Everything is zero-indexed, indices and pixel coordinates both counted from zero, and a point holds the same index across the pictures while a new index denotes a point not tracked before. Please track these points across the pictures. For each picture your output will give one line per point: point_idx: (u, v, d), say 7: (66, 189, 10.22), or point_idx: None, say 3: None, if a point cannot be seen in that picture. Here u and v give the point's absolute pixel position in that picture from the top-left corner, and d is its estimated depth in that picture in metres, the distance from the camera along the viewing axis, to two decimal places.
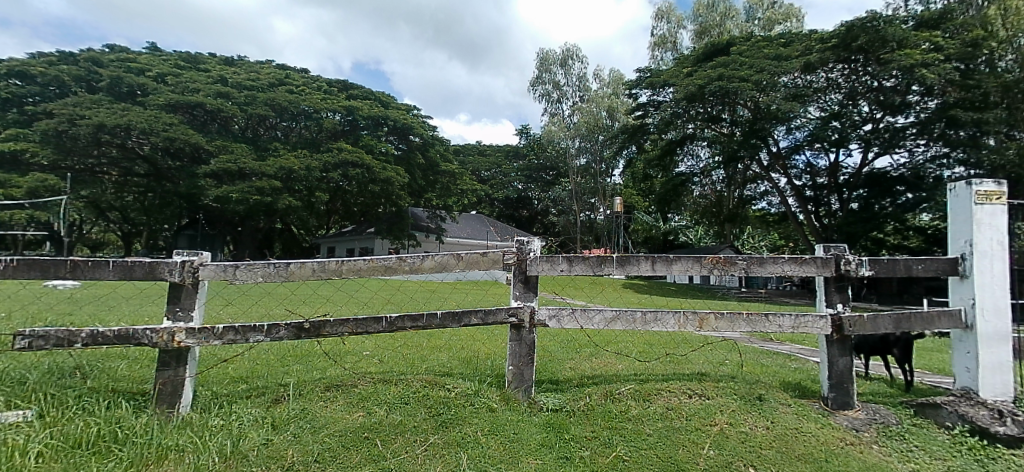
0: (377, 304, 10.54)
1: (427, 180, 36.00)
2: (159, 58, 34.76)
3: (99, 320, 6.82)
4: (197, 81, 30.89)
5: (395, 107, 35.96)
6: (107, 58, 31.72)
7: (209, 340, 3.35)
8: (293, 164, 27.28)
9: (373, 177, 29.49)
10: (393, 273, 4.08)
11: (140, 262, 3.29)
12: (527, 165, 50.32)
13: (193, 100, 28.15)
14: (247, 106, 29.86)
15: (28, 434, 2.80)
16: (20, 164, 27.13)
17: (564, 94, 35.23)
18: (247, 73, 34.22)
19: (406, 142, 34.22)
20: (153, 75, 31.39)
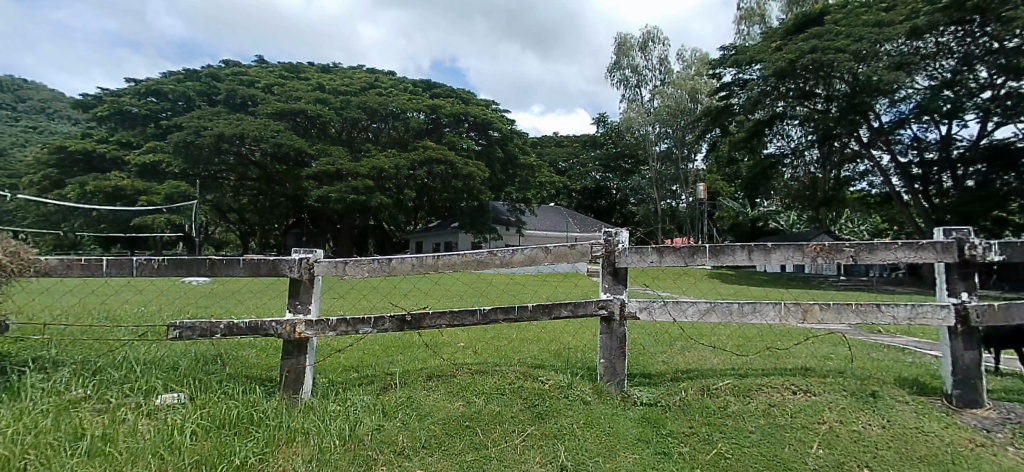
0: (468, 297, 10.77)
1: (508, 174, 36.47)
2: (266, 69, 37.72)
3: (232, 313, 7.54)
4: (298, 89, 33.03)
5: (474, 103, 36.58)
6: (223, 73, 34.92)
7: (326, 331, 3.62)
8: (382, 163, 28.56)
9: (456, 173, 30.21)
10: (485, 267, 4.18)
11: (265, 259, 3.58)
12: (606, 154, 49.46)
13: (295, 107, 30.07)
14: (342, 110, 31.45)
15: (183, 414, 3.11)
16: (157, 174, 30.18)
17: (643, 78, 34.27)
18: (341, 78, 36.29)
19: (485, 136, 34.84)
20: (262, 86, 34.14)
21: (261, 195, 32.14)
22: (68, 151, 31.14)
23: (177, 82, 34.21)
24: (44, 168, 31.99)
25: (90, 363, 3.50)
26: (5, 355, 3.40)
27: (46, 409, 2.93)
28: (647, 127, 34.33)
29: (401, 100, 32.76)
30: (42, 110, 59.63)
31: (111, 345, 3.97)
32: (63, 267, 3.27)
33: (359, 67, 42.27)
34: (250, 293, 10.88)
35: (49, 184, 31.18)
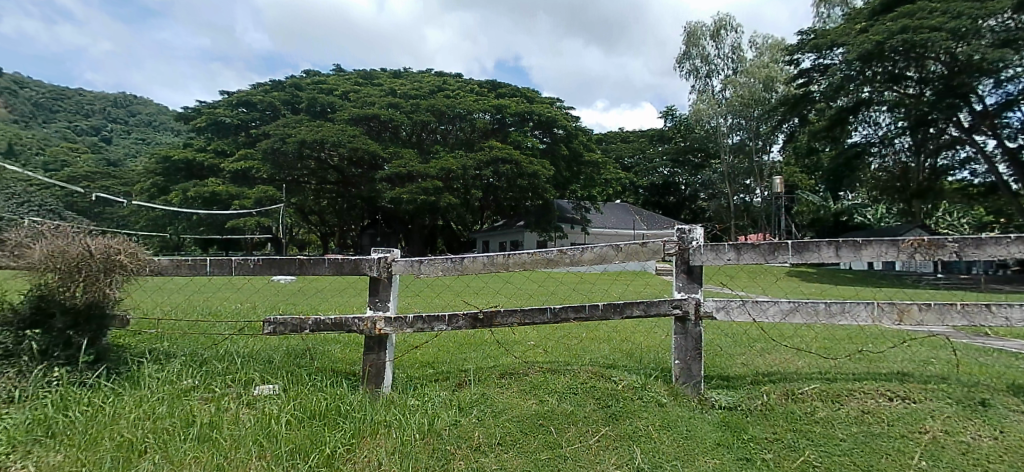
0: (536, 296, 10.76)
1: (573, 171, 36.34)
2: (343, 77, 39.60)
3: (315, 310, 7.88)
4: (371, 95, 34.43)
5: (539, 101, 36.62)
6: (305, 83, 37.03)
7: (403, 328, 3.74)
8: (451, 164, 29.25)
9: (521, 172, 30.37)
10: (555, 265, 4.18)
11: (346, 259, 3.77)
12: (674, 148, 47.98)
13: (370, 112, 31.35)
14: (412, 113, 32.40)
15: (279, 405, 3.32)
16: (248, 179, 32.41)
17: (714, 68, 32.91)
18: (412, 83, 37.49)
19: (550, 134, 34.82)
20: (340, 93, 35.92)
21: (338, 198, 33.78)
22: (172, 160, 34.09)
23: (264, 93, 36.63)
24: (152, 176, 35.20)
25: (197, 355, 3.80)
26: (127, 347, 3.75)
27: (163, 397, 3.19)
28: (719, 119, 33.03)
29: (467, 102, 33.37)
30: (151, 123, 65.76)
31: (212, 339, 4.28)
32: (173, 267, 3.56)
33: (428, 71, 43.47)
34: (334, 291, 11.41)
35: (156, 190, 34.33)
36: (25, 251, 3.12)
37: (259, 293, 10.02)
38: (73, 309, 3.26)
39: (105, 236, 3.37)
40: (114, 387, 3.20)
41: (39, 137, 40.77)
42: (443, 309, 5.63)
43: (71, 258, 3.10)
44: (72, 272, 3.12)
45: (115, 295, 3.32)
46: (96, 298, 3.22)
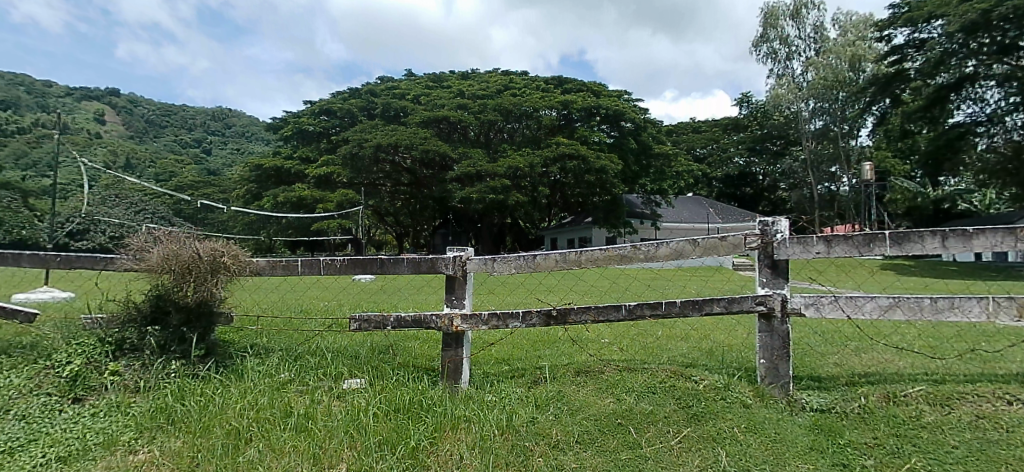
0: (605, 293, 10.50)
1: (642, 165, 35.56)
2: (414, 81, 40.83)
3: (394, 307, 8.06)
4: (441, 98, 35.24)
5: (606, 95, 36.07)
6: (380, 89, 38.56)
7: (478, 325, 3.81)
8: (518, 162, 29.47)
9: (588, 167, 30.08)
10: (629, 262, 4.08)
11: (424, 258, 3.90)
12: (750, 137, 45.62)
13: (440, 114, 32.09)
14: (481, 113, 32.84)
15: (365, 398, 3.47)
16: (330, 184, 34.19)
17: (794, 49, 31.10)
18: (480, 83, 38.03)
19: (618, 128, 34.22)
20: (411, 97, 37.10)
21: (411, 199, 34.89)
22: (264, 167, 36.01)
23: (343, 101, 38.43)
24: (246, 183, 37.70)
25: (293, 350, 4.05)
26: (232, 341, 4.05)
27: (264, 389, 3.41)
28: (800, 104, 31.05)
29: (534, 99, 33.40)
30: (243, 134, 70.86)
31: (305, 335, 4.53)
32: (270, 268, 3.81)
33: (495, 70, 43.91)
34: (413, 289, 11.69)
35: (251, 196, 36.34)
36: (146, 254, 3.45)
37: (344, 292, 10.44)
38: (185, 308, 3.57)
39: (210, 241, 3.66)
40: (222, 379, 3.47)
41: (150, 150, 44.92)
42: (517, 307, 5.66)
43: (182, 261, 3.39)
44: (184, 273, 3.41)
45: (220, 295, 3.61)
46: (204, 297, 3.51)
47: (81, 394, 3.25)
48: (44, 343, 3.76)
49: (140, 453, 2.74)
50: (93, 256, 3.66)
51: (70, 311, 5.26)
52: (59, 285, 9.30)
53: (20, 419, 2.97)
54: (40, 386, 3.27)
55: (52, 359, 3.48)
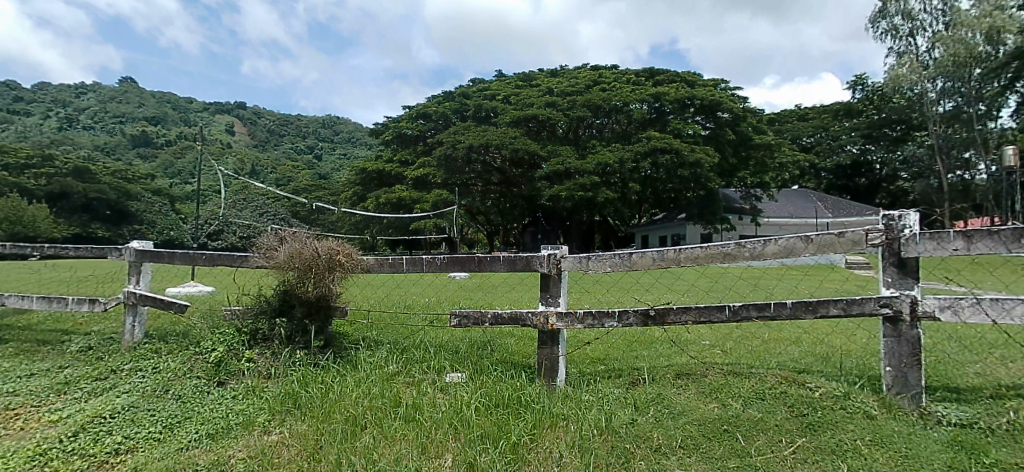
0: (700, 293, 9.96)
1: (740, 157, 34.25)
2: (504, 81, 41.35)
3: (489, 304, 8.09)
4: (530, 96, 35.46)
5: (701, 85, 34.65)
6: (472, 91, 39.45)
7: (574, 323, 3.80)
8: (607, 158, 29.10)
9: (681, 161, 29.03)
10: (733, 261, 3.82)
11: (519, 256, 3.96)
12: (864, 122, 41.61)
13: (529, 112, 32.24)
14: (570, 110, 32.67)
15: (467, 392, 3.57)
16: (426, 186, 35.64)
17: (919, 24, 28.22)
18: (569, 79, 37.71)
19: (713, 119, 32.68)
20: (502, 98, 37.62)
21: (501, 198, 35.50)
22: (367, 171, 38.24)
23: (438, 104, 39.75)
24: (351, 186, 40.19)
25: (399, 343, 4.26)
26: (346, 334, 4.33)
27: (375, 380, 3.61)
28: (925, 84, 28.45)
29: (624, 93, 32.62)
30: None
31: (409, 329, 4.75)
32: (378, 265, 4.02)
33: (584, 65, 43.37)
34: (507, 286, 11.74)
35: (355, 198, 38.61)
36: (274, 252, 3.78)
37: (443, 288, 10.67)
38: (307, 302, 3.87)
39: (327, 240, 3.93)
40: (339, 368, 3.72)
41: (270, 157, 49.32)
42: (612, 305, 5.58)
43: (304, 259, 3.67)
44: (305, 270, 3.69)
45: (336, 290, 3.88)
46: (323, 293, 3.78)
47: (224, 378, 3.63)
48: (193, 332, 4.23)
49: (272, 434, 3.01)
50: (231, 254, 4.05)
51: (214, 303, 5.80)
52: (208, 279, 10.40)
53: (177, 398, 3.38)
54: (191, 370, 3.70)
55: (200, 346, 3.93)
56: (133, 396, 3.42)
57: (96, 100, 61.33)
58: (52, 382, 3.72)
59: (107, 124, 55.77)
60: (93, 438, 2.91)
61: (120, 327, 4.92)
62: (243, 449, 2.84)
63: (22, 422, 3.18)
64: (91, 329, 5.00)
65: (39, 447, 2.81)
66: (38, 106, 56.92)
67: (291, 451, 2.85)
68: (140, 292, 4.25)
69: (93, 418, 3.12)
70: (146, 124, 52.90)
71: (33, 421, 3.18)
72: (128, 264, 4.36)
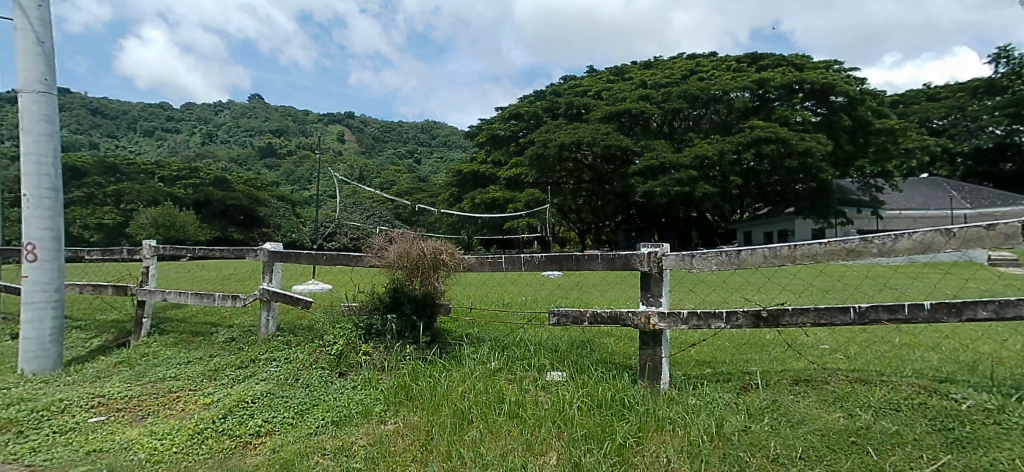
0: (817, 293, 9.23)
1: (856, 144, 31.61)
2: (596, 76, 40.57)
3: (587, 304, 7.92)
4: (623, 90, 34.53)
5: (811, 68, 32.23)
6: (564, 88, 39.09)
7: (677, 324, 3.63)
8: (706, 150, 27.96)
9: (789, 151, 27.61)
10: (858, 258, 3.36)
11: (618, 255, 3.87)
12: (1012, 99, 36.35)
13: (621, 107, 31.39)
14: (665, 103, 31.51)
15: (569, 391, 3.55)
16: (519, 185, 36.05)
17: None
18: (663, 70, 36.26)
19: (826, 105, 30.46)
20: (594, 93, 36.86)
21: (594, 195, 34.93)
22: (462, 172, 39.33)
23: (530, 103, 39.50)
24: (447, 188, 41.48)
25: (500, 341, 4.33)
26: (450, 330, 4.47)
27: (478, 375, 3.69)
28: None
29: (723, 81, 30.86)
30: None
31: (509, 327, 4.83)
32: (478, 264, 4.13)
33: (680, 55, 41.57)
34: (606, 284, 11.40)
35: (452, 199, 39.71)
36: (385, 252, 3.99)
37: (537, 286, 10.50)
38: (415, 299, 4.05)
39: (431, 240, 4.09)
40: (445, 363, 3.86)
41: (375, 163, 52.21)
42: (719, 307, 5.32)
43: (412, 257, 3.86)
44: (413, 268, 3.88)
45: (440, 287, 4.03)
46: (429, 290, 3.96)
47: (344, 369, 3.90)
48: (317, 326, 4.57)
49: (388, 424, 3.21)
50: (347, 254, 4.33)
51: (332, 300, 6.20)
52: (331, 276, 11.21)
53: (306, 386, 3.70)
54: (316, 362, 4.02)
55: (322, 339, 4.25)
56: (269, 383, 3.78)
57: (230, 116, 68.55)
58: (206, 369, 4.20)
59: (239, 138, 62.08)
60: (239, 421, 3.26)
61: (255, 320, 5.39)
62: (364, 437, 3.07)
63: (184, 403, 3.63)
64: (234, 322, 5.53)
65: (196, 426, 3.19)
66: (184, 123, 64.47)
67: (405, 441, 3.00)
68: (271, 289, 4.63)
69: (238, 402, 3.48)
70: (269, 137, 58.30)
71: (191, 403, 3.62)
72: (263, 264, 4.78)
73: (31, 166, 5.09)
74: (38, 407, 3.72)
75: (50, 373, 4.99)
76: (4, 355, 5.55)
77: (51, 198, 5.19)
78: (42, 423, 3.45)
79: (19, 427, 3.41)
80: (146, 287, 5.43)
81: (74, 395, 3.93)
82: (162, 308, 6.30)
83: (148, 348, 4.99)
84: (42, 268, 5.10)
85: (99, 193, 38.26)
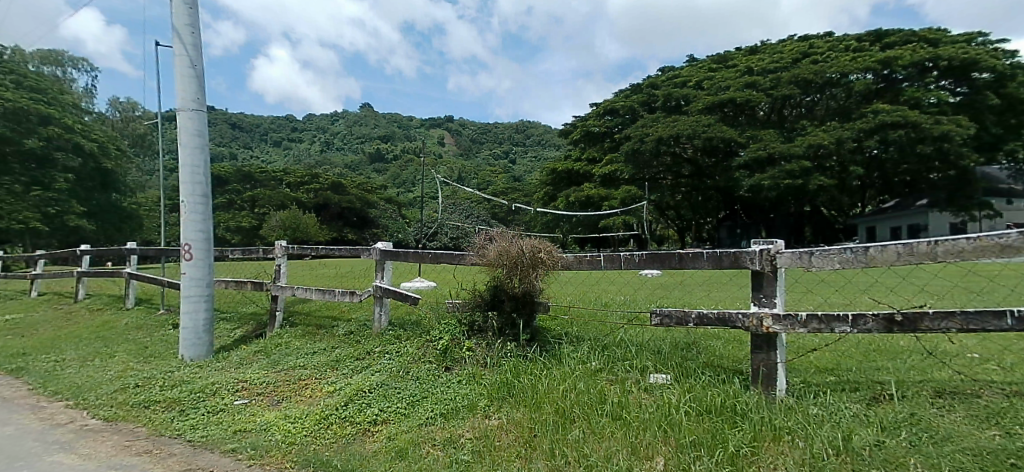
0: (959, 296, 8.12)
1: (1007, 125, 27.66)
2: (695, 65, 38.51)
3: (690, 304, 7.55)
4: (726, 79, 32.69)
5: (948, 42, 28.68)
6: (662, 80, 37.44)
7: (795, 327, 3.29)
8: (822, 139, 26.27)
9: (921, 136, 25.27)
10: (1019, 255, 2.74)
11: (726, 252, 3.65)
12: None
13: (724, 97, 30.00)
14: (773, 89, 29.45)
15: (674, 395, 3.38)
16: (615, 182, 35.51)
17: None
18: (772, 54, 33.66)
19: (966, 82, 27.47)
20: (694, 83, 35.08)
21: (693, 191, 33.39)
22: (557, 171, 39.41)
23: (626, 98, 38.48)
24: (542, 186, 41.71)
25: (600, 340, 4.28)
26: (549, 328, 4.49)
27: (579, 375, 3.66)
28: None
29: (841, 62, 28.24)
30: None
31: (609, 326, 4.77)
32: (577, 263, 4.19)
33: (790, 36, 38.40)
34: (711, 283, 10.84)
35: (547, 198, 39.94)
36: (485, 250, 4.08)
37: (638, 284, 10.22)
38: (514, 297, 4.10)
39: (529, 238, 4.13)
40: (546, 361, 3.88)
41: (474, 164, 53.77)
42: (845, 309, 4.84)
43: (512, 256, 3.91)
44: (513, 267, 3.94)
45: (539, 286, 4.06)
46: (528, 288, 4.01)
47: (450, 364, 4.08)
48: (424, 322, 4.77)
49: (493, 419, 3.30)
50: (450, 253, 4.47)
51: (434, 296, 6.46)
52: (434, 273, 11.69)
53: (415, 379, 3.89)
54: (424, 356, 4.22)
55: (430, 334, 4.45)
56: (383, 374, 4.01)
57: (343, 125, 73.87)
58: (329, 359, 4.56)
59: (352, 144, 66.67)
60: (358, 409, 3.50)
61: (370, 316, 5.75)
62: (470, 430, 3.16)
63: (311, 391, 3.97)
64: (352, 316, 5.94)
65: (322, 412, 3.46)
66: (306, 133, 70.54)
67: (509, 437, 3.05)
68: (383, 285, 4.92)
69: (357, 391, 3.73)
70: (379, 143, 62.17)
71: (317, 390, 3.95)
72: (375, 263, 5.07)
73: (187, 176, 5.79)
74: (197, 388, 4.24)
75: (205, 359, 5.66)
76: (169, 342, 6.37)
77: (202, 204, 5.87)
78: (199, 403, 3.94)
79: (183, 406, 3.92)
80: (278, 283, 6.00)
81: (222, 380, 4.42)
82: (292, 303, 6.90)
83: (280, 339, 5.51)
84: (196, 266, 5.79)
85: (240, 199, 43.14)
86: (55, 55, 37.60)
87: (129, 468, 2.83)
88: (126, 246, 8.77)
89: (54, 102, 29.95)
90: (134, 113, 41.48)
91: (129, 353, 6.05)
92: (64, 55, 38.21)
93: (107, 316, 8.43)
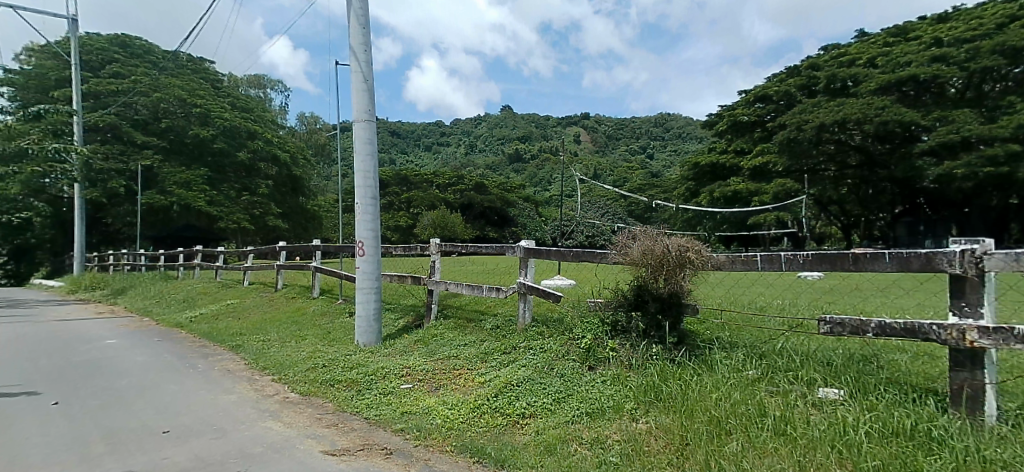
0: None
1: None
2: (866, 40, 33.85)
3: (865, 312, 6.71)
4: (907, 52, 28.27)
5: None
6: (824, 61, 32.83)
7: (1009, 342, 2.62)
8: None
9: None
10: None
11: (916, 253, 3.12)
12: None
13: (904, 73, 26.19)
14: (970, 62, 25.13)
15: (851, 413, 2.98)
16: (767, 175, 32.93)
17: None
18: (969, 20, 28.42)
19: None
20: (866, 61, 30.48)
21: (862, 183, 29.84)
22: (701, 165, 37.38)
23: (780, 82, 35.03)
24: (683, 182, 39.88)
25: (757, 349, 3.97)
26: (700, 334, 4.28)
27: (734, 384, 3.41)
28: None
29: None
30: None
31: (770, 334, 4.43)
32: (729, 263, 3.97)
33: None
34: (881, 290, 9.27)
35: (690, 193, 38.08)
36: (628, 249, 3.98)
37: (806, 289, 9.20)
38: (660, 298, 3.97)
39: (676, 236, 3.94)
40: (695, 367, 3.70)
41: (612, 161, 53.06)
42: None
43: (657, 255, 3.78)
44: (657, 267, 3.80)
45: (687, 287, 3.88)
46: (674, 288, 3.84)
47: (593, 363, 4.07)
48: (567, 319, 4.82)
49: (640, 423, 3.21)
50: (592, 252, 4.44)
51: (578, 295, 6.52)
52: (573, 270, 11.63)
53: (560, 376, 3.94)
54: (568, 354, 4.24)
55: (573, 332, 4.48)
56: (529, 369, 4.11)
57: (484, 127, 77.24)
58: (480, 351, 4.80)
59: (493, 146, 69.62)
60: (507, 401, 3.62)
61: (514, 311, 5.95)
62: (617, 432, 3.11)
63: (464, 380, 4.21)
64: (497, 311, 6.19)
65: (475, 401, 3.65)
66: (452, 137, 74.90)
67: (659, 443, 2.93)
68: (527, 282, 5.01)
69: (506, 384, 3.87)
70: (519, 144, 64.04)
71: (468, 380, 4.18)
72: (519, 260, 5.20)
73: (360, 180, 6.45)
74: (370, 371, 4.71)
75: (374, 346, 6.25)
76: (346, 328, 7.18)
77: (372, 204, 6.49)
78: (372, 385, 4.37)
79: (359, 386, 4.38)
80: (433, 278, 6.43)
81: (390, 365, 4.88)
82: (445, 296, 7.39)
83: (435, 330, 5.92)
84: (367, 261, 6.44)
85: (398, 201, 47.30)
86: (257, 78, 44.29)
87: (321, 438, 3.22)
88: (312, 242, 9.98)
89: (259, 119, 35.67)
90: (315, 126, 47.29)
91: (316, 336, 6.92)
92: (265, 78, 44.78)
93: (300, 303, 9.68)
